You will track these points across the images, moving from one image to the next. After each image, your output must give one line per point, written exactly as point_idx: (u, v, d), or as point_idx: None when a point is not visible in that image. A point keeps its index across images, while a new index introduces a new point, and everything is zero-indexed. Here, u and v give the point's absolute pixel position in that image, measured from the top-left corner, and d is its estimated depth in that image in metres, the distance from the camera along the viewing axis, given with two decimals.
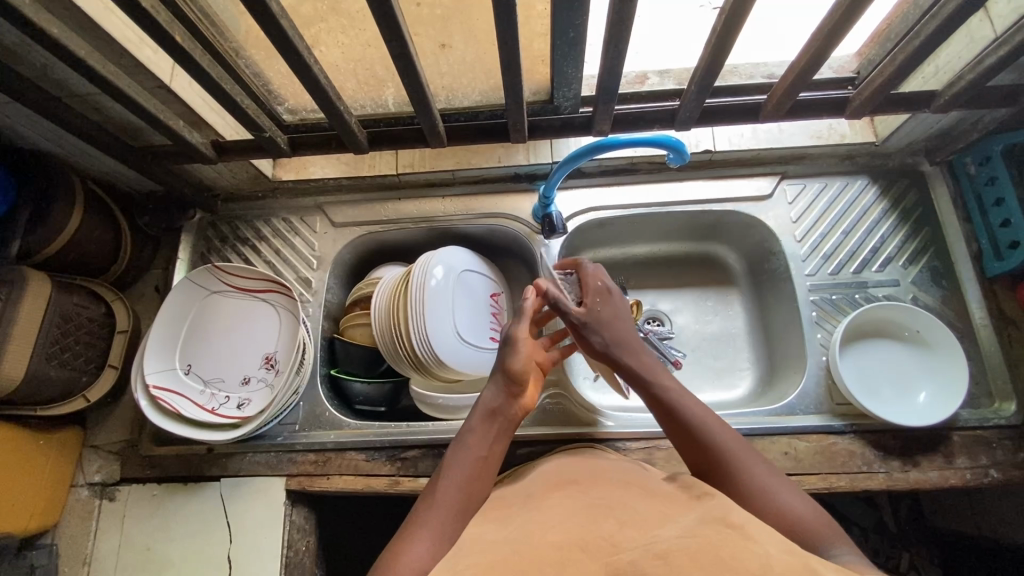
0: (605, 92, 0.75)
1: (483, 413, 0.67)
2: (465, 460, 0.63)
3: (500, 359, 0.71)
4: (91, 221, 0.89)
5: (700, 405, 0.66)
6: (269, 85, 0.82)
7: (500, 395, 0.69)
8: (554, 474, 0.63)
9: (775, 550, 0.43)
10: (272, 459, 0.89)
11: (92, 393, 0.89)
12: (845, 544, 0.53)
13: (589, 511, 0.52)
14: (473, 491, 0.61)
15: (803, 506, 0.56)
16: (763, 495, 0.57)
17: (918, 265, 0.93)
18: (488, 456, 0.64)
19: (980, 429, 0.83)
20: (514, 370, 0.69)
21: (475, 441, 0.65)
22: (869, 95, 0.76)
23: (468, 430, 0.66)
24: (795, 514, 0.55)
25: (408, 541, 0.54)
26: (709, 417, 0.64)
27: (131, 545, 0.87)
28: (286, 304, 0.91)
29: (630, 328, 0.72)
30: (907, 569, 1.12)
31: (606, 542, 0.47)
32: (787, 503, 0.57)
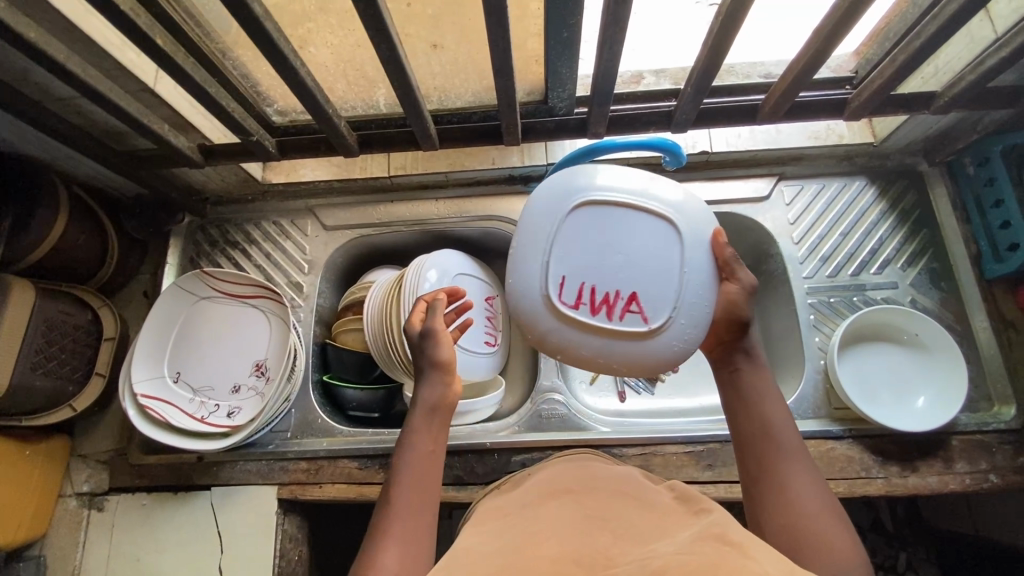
0: (599, 94, 0.74)
1: (421, 412, 0.63)
2: (415, 462, 0.60)
3: (426, 354, 0.66)
4: (75, 226, 0.87)
5: (782, 405, 0.59)
6: (258, 87, 0.80)
7: (435, 388, 0.65)
8: (548, 481, 0.62)
9: (775, 568, 0.42)
10: (263, 468, 0.87)
11: (78, 402, 0.87)
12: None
13: (584, 522, 0.51)
14: (428, 490, 0.58)
15: (840, 535, 0.49)
16: (798, 508, 0.51)
17: (917, 267, 0.92)
18: (435, 452, 0.62)
19: (980, 433, 0.82)
20: (441, 363, 0.65)
21: (420, 440, 0.61)
22: (868, 96, 0.74)
23: (410, 428, 0.63)
24: (827, 536, 0.49)
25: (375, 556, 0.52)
26: (784, 418, 0.58)
27: (120, 556, 0.86)
28: (277, 310, 0.89)
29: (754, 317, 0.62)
30: (904, 569, 1.11)
31: (602, 557, 0.46)
32: (821, 524, 0.50)
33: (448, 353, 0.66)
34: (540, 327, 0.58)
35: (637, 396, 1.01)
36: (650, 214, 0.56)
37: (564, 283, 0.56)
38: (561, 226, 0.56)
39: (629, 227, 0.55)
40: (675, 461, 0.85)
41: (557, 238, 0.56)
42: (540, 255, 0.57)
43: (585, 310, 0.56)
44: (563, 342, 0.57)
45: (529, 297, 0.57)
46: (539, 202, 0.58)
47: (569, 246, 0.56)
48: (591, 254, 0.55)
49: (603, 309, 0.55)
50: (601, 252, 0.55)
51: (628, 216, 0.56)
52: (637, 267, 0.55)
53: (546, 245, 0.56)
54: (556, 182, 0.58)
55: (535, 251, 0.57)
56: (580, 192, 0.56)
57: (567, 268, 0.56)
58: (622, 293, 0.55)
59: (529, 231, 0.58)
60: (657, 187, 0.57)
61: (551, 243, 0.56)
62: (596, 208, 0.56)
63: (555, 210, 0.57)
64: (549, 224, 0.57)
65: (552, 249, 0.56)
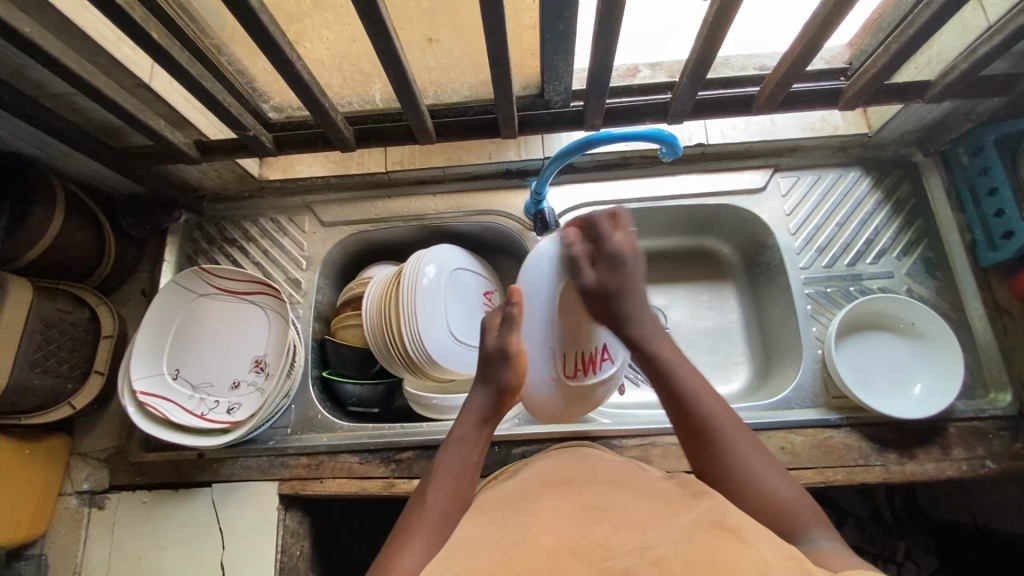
0: (595, 86, 0.74)
1: (471, 420, 0.69)
2: (457, 467, 0.65)
3: (496, 369, 0.71)
4: (72, 224, 0.86)
5: (698, 384, 0.65)
6: (253, 83, 0.80)
7: (489, 401, 0.70)
8: (547, 471, 0.62)
9: (771, 557, 0.43)
10: (264, 464, 0.88)
11: (78, 400, 0.87)
12: (825, 531, 0.55)
13: (583, 513, 0.51)
14: (463, 495, 0.63)
15: (786, 489, 0.58)
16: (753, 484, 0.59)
17: (912, 256, 0.92)
18: (478, 461, 0.67)
19: (976, 420, 0.83)
20: (507, 385, 0.71)
21: (464, 447, 0.67)
22: (863, 85, 0.75)
23: (459, 433, 0.68)
24: (778, 497, 0.57)
25: (401, 547, 0.55)
26: (704, 397, 0.64)
27: (121, 554, 0.86)
28: (275, 306, 0.89)
29: (643, 309, 0.71)
30: (902, 559, 1.12)
31: (600, 546, 0.46)
32: (771, 486, 0.58)
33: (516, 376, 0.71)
34: (544, 402, 0.78)
35: (635, 388, 1.01)
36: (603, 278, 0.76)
37: (555, 361, 0.76)
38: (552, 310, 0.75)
39: None
40: (675, 452, 0.85)
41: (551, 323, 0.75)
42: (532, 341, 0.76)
43: (582, 373, 0.77)
44: (563, 405, 0.79)
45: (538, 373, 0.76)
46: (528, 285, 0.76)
47: (562, 329, 0.75)
48: (566, 327, 0.75)
49: (587, 369, 0.77)
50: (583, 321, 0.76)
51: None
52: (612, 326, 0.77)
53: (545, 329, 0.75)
54: (535, 270, 0.76)
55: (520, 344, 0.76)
56: (543, 279, 0.75)
57: (563, 347, 0.76)
58: (597, 349, 0.77)
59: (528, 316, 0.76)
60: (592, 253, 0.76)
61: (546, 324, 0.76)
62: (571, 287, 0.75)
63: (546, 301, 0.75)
64: (543, 312, 0.75)
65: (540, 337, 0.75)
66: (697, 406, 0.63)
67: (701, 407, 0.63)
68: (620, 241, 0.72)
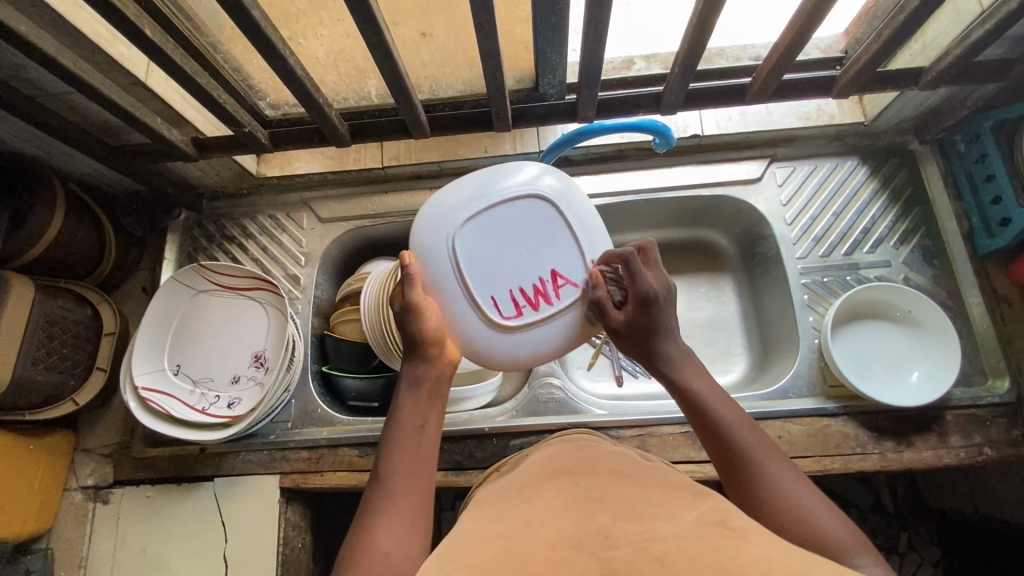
0: (588, 79, 0.74)
1: (406, 387, 0.66)
2: (403, 437, 0.62)
3: (411, 330, 0.65)
4: (73, 224, 0.88)
5: (732, 413, 0.62)
6: (249, 80, 0.81)
7: (425, 364, 0.66)
8: (549, 460, 0.62)
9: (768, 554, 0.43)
10: (265, 458, 0.88)
11: (81, 396, 0.88)
12: (872, 558, 0.50)
13: (581, 504, 0.51)
14: (419, 463, 0.61)
15: (833, 522, 0.52)
16: (793, 514, 0.53)
17: (909, 245, 0.92)
18: (424, 426, 0.64)
19: (974, 407, 0.83)
20: (428, 334, 0.65)
21: (410, 414, 0.64)
22: (856, 73, 0.75)
23: (399, 404, 0.65)
24: (825, 527, 0.52)
25: (370, 528, 0.54)
26: (738, 421, 0.61)
27: (126, 547, 0.87)
28: (274, 302, 0.90)
29: (678, 336, 0.67)
30: (905, 549, 1.15)
31: (601, 535, 0.46)
32: (814, 513, 0.53)
33: (433, 321, 0.65)
34: (499, 347, 0.66)
35: (633, 380, 1.02)
36: (494, 209, 0.65)
37: (498, 301, 0.65)
38: (458, 261, 0.64)
39: (515, 221, 0.66)
40: (672, 442, 0.86)
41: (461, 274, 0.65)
42: (461, 291, 0.65)
43: (526, 310, 0.66)
44: (523, 347, 0.67)
45: (476, 328, 0.65)
46: (426, 254, 0.65)
47: (479, 278, 0.65)
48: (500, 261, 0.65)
49: (539, 299, 0.66)
50: (503, 252, 0.66)
51: (509, 211, 0.66)
52: (512, 261, 0.66)
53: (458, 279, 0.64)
54: (431, 227, 0.65)
55: (452, 306, 0.65)
56: (454, 236, 0.64)
57: (490, 290, 0.65)
58: (545, 277, 0.66)
59: (433, 278, 0.65)
60: (485, 180, 0.66)
61: (457, 276, 0.65)
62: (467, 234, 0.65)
63: (448, 256, 0.64)
64: (450, 264, 0.64)
65: (468, 282, 0.64)
66: (728, 431, 0.61)
67: (738, 436, 0.60)
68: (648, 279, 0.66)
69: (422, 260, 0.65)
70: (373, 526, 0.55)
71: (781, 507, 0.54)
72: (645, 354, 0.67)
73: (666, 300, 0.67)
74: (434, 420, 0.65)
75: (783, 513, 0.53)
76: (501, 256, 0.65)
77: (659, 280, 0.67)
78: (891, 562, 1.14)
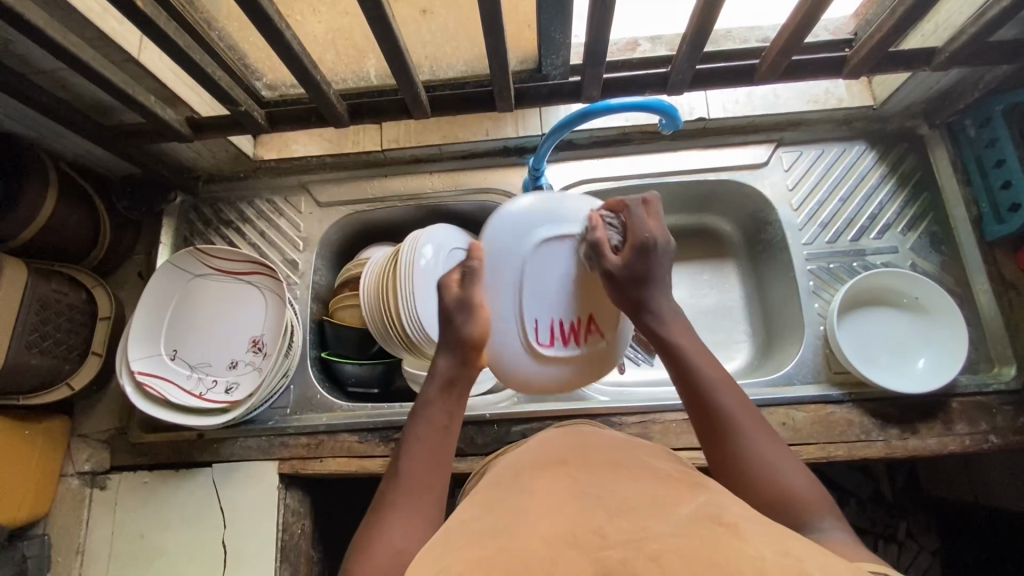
0: (592, 58, 0.72)
1: (437, 384, 0.66)
2: (428, 434, 0.63)
3: (455, 328, 0.67)
4: (67, 206, 0.86)
5: (715, 374, 0.62)
6: (245, 60, 0.79)
7: (454, 361, 0.67)
8: (544, 449, 0.62)
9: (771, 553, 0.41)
10: (264, 444, 0.87)
11: (76, 381, 0.87)
12: (835, 520, 0.54)
13: (580, 500, 0.50)
14: (440, 464, 0.61)
15: (803, 483, 0.55)
16: (766, 480, 0.56)
17: (916, 231, 0.91)
18: (450, 425, 0.64)
19: (980, 394, 0.82)
20: (468, 338, 0.67)
21: (435, 412, 0.64)
22: (867, 53, 0.73)
23: (425, 400, 0.66)
24: (792, 489, 0.55)
25: (383, 521, 0.56)
26: (721, 384, 0.62)
27: (124, 533, 0.86)
28: (272, 287, 0.88)
29: (671, 295, 0.68)
30: (904, 537, 1.15)
31: (597, 534, 0.44)
32: (787, 478, 0.56)
33: (480, 327, 0.67)
34: (523, 370, 0.73)
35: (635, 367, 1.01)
36: (571, 240, 0.71)
37: (539, 327, 0.72)
38: (518, 274, 0.70)
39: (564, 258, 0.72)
40: (675, 429, 0.85)
41: (521, 286, 0.71)
42: (513, 307, 0.71)
43: (558, 342, 0.73)
44: (540, 376, 0.74)
45: (512, 347, 0.72)
46: (494, 254, 0.71)
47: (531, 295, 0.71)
48: (548, 293, 0.72)
49: (571, 338, 0.73)
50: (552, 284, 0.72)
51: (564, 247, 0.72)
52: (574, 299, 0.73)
53: (515, 292, 0.70)
54: (504, 231, 0.71)
55: (499, 312, 0.71)
56: (522, 246, 0.70)
57: (534, 313, 0.71)
58: (582, 320, 0.73)
59: (495, 278, 0.70)
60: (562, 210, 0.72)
61: (514, 287, 0.71)
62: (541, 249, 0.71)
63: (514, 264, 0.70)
64: (513, 274, 0.70)
65: (521, 299, 0.71)
66: (711, 395, 0.61)
67: (722, 396, 0.61)
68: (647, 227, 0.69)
69: (489, 259, 0.70)
70: (386, 519, 0.56)
71: (759, 474, 0.56)
72: (635, 303, 0.66)
73: (666, 252, 0.69)
74: (459, 420, 0.66)
75: (757, 477, 0.56)
76: (546, 285, 0.71)
77: (660, 230, 0.69)
78: (890, 551, 1.14)
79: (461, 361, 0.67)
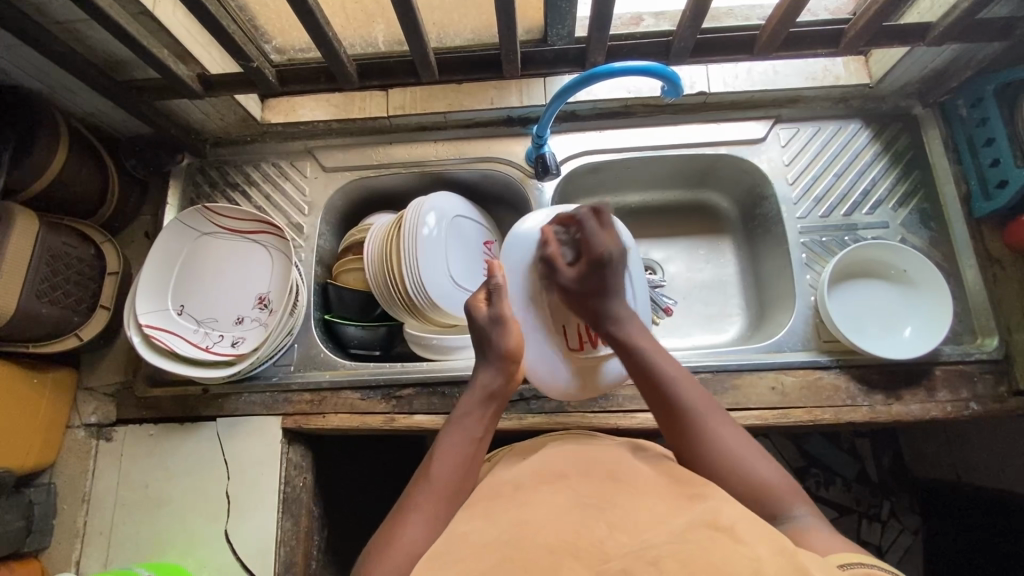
0: (598, 26, 0.75)
1: (477, 395, 0.71)
2: (460, 444, 0.67)
3: (492, 341, 0.74)
4: (77, 161, 0.87)
5: (676, 369, 0.68)
6: (255, 20, 0.81)
7: (495, 373, 0.73)
8: (541, 459, 0.63)
9: (766, 552, 0.45)
10: (267, 399, 0.90)
11: (84, 332, 0.89)
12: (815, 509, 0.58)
13: (579, 509, 0.53)
14: (467, 471, 0.65)
15: (767, 472, 0.60)
16: (733, 465, 0.60)
17: (908, 207, 0.93)
18: (482, 437, 0.69)
19: (962, 363, 0.85)
20: (503, 349, 0.73)
21: (470, 423, 0.69)
22: (863, 26, 0.75)
23: (465, 410, 0.70)
24: (759, 477, 0.59)
25: (405, 518, 0.60)
26: (681, 377, 0.67)
27: (130, 483, 0.89)
28: (279, 246, 0.91)
29: (633, 315, 0.74)
30: (887, 516, 1.19)
31: (597, 548, 0.49)
32: (753, 467, 0.60)
33: (511, 340, 0.74)
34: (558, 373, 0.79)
35: None
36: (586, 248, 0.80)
37: (568, 331, 0.79)
38: (536, 282, 0.80)
39: None
40: None
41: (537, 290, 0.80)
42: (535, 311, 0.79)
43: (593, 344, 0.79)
44: (580, 381, 0.79)
45: (545, 351, 0.78)
46: (507, 267, 0.81)
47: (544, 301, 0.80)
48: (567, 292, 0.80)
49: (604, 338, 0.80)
50: None
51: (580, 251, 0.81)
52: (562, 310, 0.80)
53: (531, 296, 0.79)
54: (515, 247, 0.81)
55: (524, 321, 0.79)
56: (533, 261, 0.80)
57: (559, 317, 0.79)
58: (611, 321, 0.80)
59: (513, 285, 0.80)
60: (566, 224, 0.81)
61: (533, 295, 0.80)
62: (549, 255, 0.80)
63: (523, 268, 0.80)
64: (527, 281, 0.80)
65: (542, 304, 0.79)
66: (670, 387, 0.66)
67: (677, 389, 0.66)
68: (605, 240, 0.76)
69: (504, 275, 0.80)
70: (408, 516, 0.60)
71: (723, 461, 0.60)
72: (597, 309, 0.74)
73: (620, 263, 0.76)
74: (489, 432, 0.70)
75: (722, 462, 0.60)
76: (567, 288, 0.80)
77: (614, 242, 0.76)
78: (872, 530, 1.17)
79: (500, 370, 0.73)
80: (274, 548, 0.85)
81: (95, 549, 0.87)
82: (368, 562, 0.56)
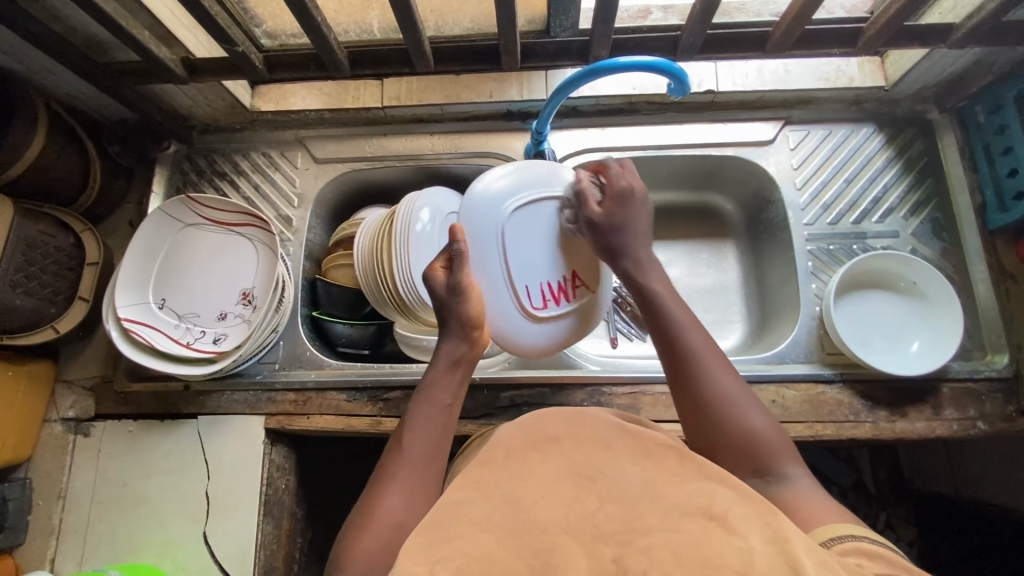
0: (602, 19, 0.71)
1: (443, 364, 0.67)
2: (431, 413, 0.63)
3: (455, 312, 0.67)
4: (56, 146, 0.83)
5: (690, 319, 0.65)
6: (244, 3, 0.77)
7: (461, 343, 0.68)
8: (527, 421, 0.59)
9: (761, 543, 0.41)
10: (250, 398, 0.87)
11: (61, 324, 0.86)
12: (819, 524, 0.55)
13: (576, 484, 0.49)
14: (440, 440, 0.62)
15: (762, 422, 0.59)
16: (733, 416, 0.59)
17: (919, 216, 0.90)
18: (453, 404, 0.65)
19: (970, 380, 0.82)
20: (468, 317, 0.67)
21: (441, 390, 0.65)
22: (883, 25, 0.71)
23: (433, 378, 0.66)
24: (752, 427, 0.58)
25: (381, 493, 0.57)
26: (692, 327, 0.64)
27: (107, 480, 0.86)
28: (265, 239, 0.87)
29: (648, 249, 0.70)
30: (883, 527, 1.17)
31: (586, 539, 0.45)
32: (749, 418, 0.59)
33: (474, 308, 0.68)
34: (514, 334, 0.74)
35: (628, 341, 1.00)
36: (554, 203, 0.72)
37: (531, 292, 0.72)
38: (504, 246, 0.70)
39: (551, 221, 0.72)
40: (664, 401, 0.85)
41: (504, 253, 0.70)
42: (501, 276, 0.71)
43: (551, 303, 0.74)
44: (531, 339, 0.75)
45: (507, 317, 0.72)
46: (473, 230, 0.69)
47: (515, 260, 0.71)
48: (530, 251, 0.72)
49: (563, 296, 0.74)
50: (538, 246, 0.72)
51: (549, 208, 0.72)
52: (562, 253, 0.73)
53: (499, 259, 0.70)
54: (477, 206, 0.69)
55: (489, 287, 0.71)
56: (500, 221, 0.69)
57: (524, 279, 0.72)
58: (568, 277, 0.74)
59: (478, 252, 0.70)
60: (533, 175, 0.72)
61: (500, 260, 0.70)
62: (517, 216, 0.70)
63: (493, 231, 0.69)
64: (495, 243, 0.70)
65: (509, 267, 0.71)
66: (681, 335, 0.63)
67: (688, 336, 0.63)
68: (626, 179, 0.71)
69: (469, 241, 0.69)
70: (387, 490, 0.57)
71: (722, 412, 0.59)
72: (615, 251, 0.69)
73: (643, 205, 0.71)
74: (461, 398, 0.67)
75: (724, 413, 0.59)
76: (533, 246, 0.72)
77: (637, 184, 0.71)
78: None
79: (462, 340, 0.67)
80: (254, 552, 0.82)
81: (70, 547, 0.85)
82: (346, 542, 0.54)
